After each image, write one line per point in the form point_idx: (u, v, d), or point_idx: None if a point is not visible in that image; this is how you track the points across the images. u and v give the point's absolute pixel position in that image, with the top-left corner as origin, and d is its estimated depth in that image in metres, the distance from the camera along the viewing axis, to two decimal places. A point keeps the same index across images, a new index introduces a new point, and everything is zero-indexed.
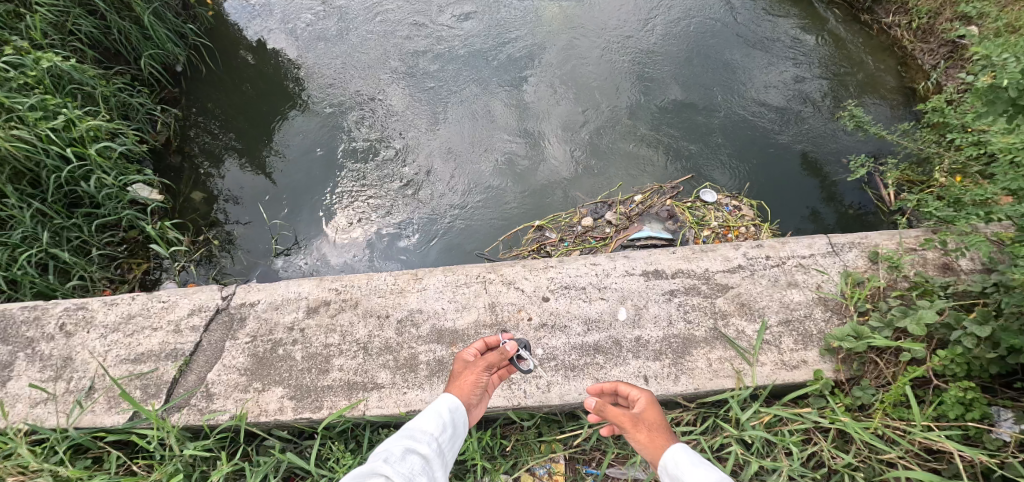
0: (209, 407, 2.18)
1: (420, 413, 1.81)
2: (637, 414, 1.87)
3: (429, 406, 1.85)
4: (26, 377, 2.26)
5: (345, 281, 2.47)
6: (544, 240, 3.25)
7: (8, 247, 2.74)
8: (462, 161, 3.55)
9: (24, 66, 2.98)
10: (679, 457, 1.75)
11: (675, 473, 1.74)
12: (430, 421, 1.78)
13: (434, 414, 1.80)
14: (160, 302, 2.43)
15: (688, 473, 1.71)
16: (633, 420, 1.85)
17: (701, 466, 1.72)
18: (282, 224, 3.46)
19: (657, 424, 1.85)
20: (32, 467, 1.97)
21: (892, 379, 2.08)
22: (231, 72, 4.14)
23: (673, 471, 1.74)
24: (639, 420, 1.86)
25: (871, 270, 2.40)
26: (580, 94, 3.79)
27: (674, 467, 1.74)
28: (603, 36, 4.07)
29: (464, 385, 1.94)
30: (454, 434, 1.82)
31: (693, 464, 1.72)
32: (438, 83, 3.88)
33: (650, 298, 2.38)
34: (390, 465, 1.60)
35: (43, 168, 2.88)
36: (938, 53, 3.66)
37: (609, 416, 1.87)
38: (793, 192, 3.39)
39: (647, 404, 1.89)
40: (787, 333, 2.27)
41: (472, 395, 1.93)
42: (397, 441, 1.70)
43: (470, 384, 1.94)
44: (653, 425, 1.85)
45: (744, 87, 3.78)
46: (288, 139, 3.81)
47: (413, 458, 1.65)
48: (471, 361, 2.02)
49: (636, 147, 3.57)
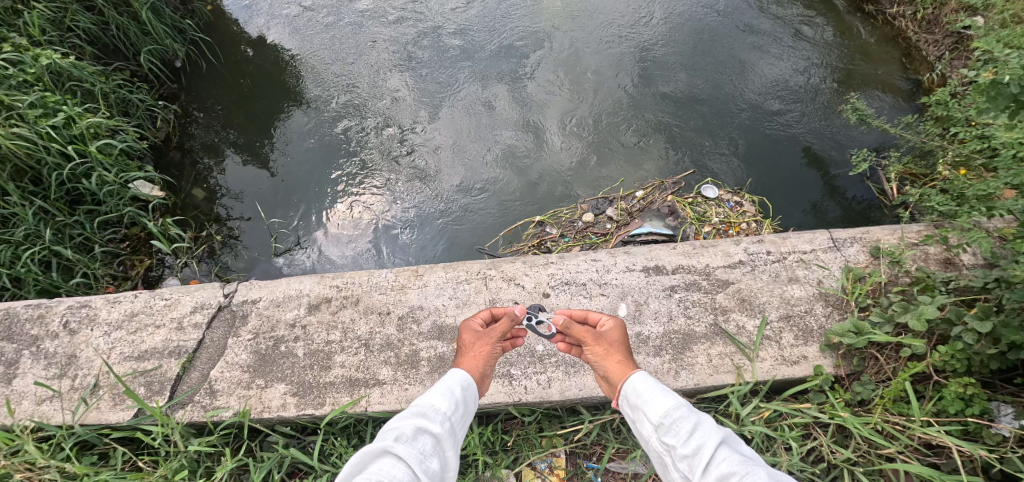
0: (213, 404, 2.20)
1: (430, 390, 1.76)
2: (601, 333, 1.99)
3: (439, 383, 1.81)
4: (31, 374, 2.28)
5: (346, 278, 2.48)
6: (544, 236, 3.27)
7: (11, 245, 2.76)
8: (463, 156, 3.54)
9: (23, 64, 2.97)
10: (640, 385, 1.78)
11: (637, 403, 1.76)
12: (441, 398, 1.74)
13: (446, 392, 1.76)
14: (163, 300, 2.44)
15: (647, 397, 1.73)
16: (597, 335, 1.98)
17: (660, 392, 1.73)
18: (282, 222, 3.44)
19: (617, 344, 1.98)
20: (39, 464, 1.99)
21: (893, 374, 2.09)
22: (230, 67, 4.12)
23: (631, 392, 1.79)
24: (602, 339, 1.98)
25: (873, 265, 2.40)
26: (582, 87, 3.76)
27: (636, 394, 1.77)
28: (603, 28, 4.03)
29: (475, 356, 1.96)
30: (464, 412, 1.79)
31: (653, 391, 1.74)
32: (437, 76, 3.86)
33: (650, 294, 2.38)
34: (402, 445, 1.56)
35: (44, 166, 2.90)
36: (943, 44, 3.62)
37: (576, 332, 1.99)
38: (795, 186, 3.37)
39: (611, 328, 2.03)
40: (788, 329, 2.28)
41: (482, 367, 1.95)
42: (407, 418, 1.65)
43: (483, 355, 1.97)
44: (615, 344, 1.97)
45: (746, 79, 3.75)
46: (288, 135, 3.80)
47: (424, 439, 1.61)
48: (480, 331, 2.05)
49: (636, 141, 3.56)
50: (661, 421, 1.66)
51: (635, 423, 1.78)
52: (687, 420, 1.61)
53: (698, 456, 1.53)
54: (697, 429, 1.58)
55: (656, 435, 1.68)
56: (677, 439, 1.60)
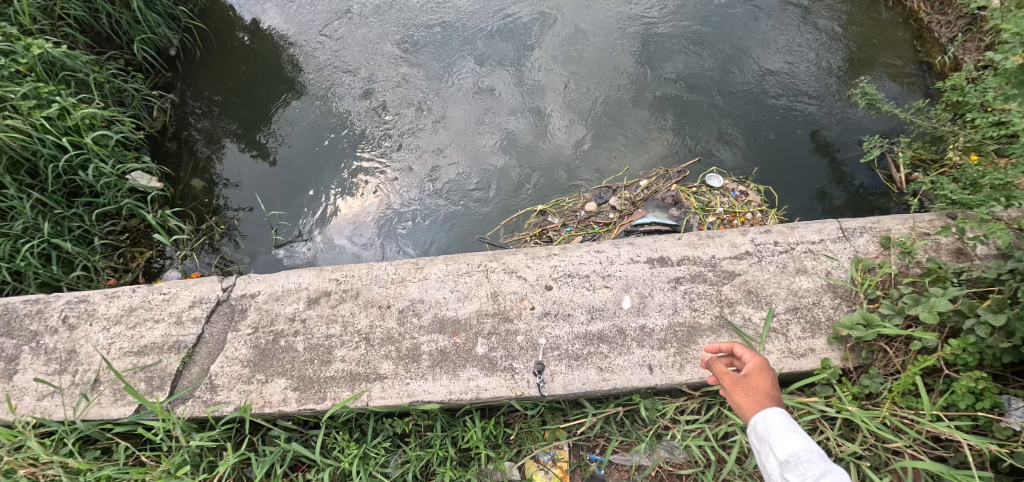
0: (214, 399, 2.20)
1: None
2: (742, 377, 1.74)
3: None
4: (31, 370, 2.29)
5: (346, 271, 2.45)
6: (545, 225, 3.22)
7: (9, 239, 2.74)
8: (463, 144, 3.47)
9: (14, 54, 2.92)
10: (772, 420, 1.62)
11: (763, 435, 1.63)
12: None
13: None
14: (161, 295, 2.43)
15: (780, 439, 1.58)
16: (734, 381, 1.74)
17: (795, 431, 1.60)
18: (282, 214, 3.39)
19: (763, 391, 1.70)
20: (42, 459, 2.00)
21: (901, 368, 2.05)
22: (226, 54, 4.04)
23: (762, 433, 1.62)
24: (743, 385, 1.73)
25: (883, 255, 2.33)
26: (584, 73, 3.66)
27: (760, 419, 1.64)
28: (606, 11, 3.92)
29: None
30: None
31: (787, 428, 1.60)
32: (436, 62, 3.77)
33: (655, 286, 2.33)
34: None
35: (40, 158, 2.86)
36: (956, 26, 3.49)
37: (716, 374, 1.79)
38: (803, 173, 3.29)
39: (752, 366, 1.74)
40: (795, 321, 2.23)
41: None
42: None
43: None
44: (755, 389, 1.70)
45: (754, 62, 3.64)
46: (286, 124, 3.73)
47: None
48: None
49: (641, 127, 3.48)
50: (785, 458, 1.57)
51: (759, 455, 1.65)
52: (815, 464, 1.52)
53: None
54: (825, 474, 1.49)
55: (780, 472, 1.58)
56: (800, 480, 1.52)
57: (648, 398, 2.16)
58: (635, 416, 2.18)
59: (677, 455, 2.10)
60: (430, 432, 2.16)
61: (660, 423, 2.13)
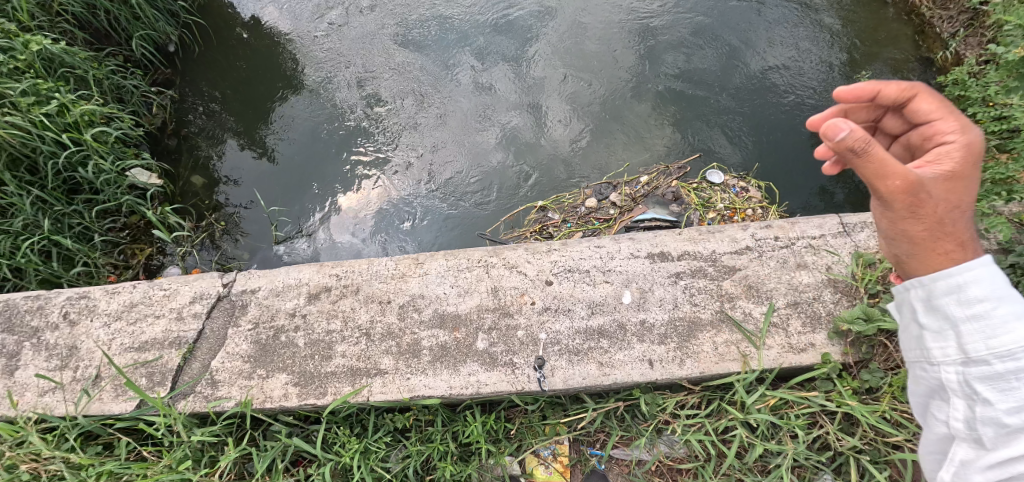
0: (215, 395, 2.20)
1: None
2: (935, 194, 1.38)
3: None
4: (32, 366, 2.29)
5: (346, 267, 2.45)
6: (545, 221, 3.21)
7: (9, 235, 2.74)
8: (463, 139, 3.46)
9: (13, 50, 2.92)
10: (973, 265, 1.32)
11: (951, 282, 1.33)
12: None
13: None
14: (161, 291, 2.43)
15: (975, 290, 1.30)
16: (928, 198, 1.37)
17: (1004, 295, 1.29)
18: (281, 210, 3.39)
19: (954, 221, 1.38)
20: (44, 455, 2.01)
21: (901, 363, 2.07)
22: (225, 50, 4.03)
23: (947, 276, 1.34)
24: (932, 207, 1.38)
25: (883, 250, 2.33)
26: (584, 68, 3.65)
27: (956, 274, 1.33)
28: (607, 7, 3.91)
29: None
30: None
31: (996, 289, 1.29)
32: (435, 57, 3.76)
33: (655, 281, 2.33)
34: None
35: (40, 154, 2.85)
36: (959, 20, 3.45)
37: (903, 174, 1.36)
38: (804, 169, 3.29)
39: (946, 177, 1.41)
40: (796, 315, 2.23)
41: None
42: None
43: None
44: (945, 209, 1.38)
45: (754, 57, 3.63)
46: (286, 120, 3.72)
47: None
48: None
49: (641, 123, 3.47)
50: (981, 328, 1.27)
51: (928, 304, 1.36)
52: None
53: (1017, 396, 1.23)
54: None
55: (958, 332, 1.30)
56: (998, 358, 1.25)
57: (649, 393, 2.16)
58: (635, 411, 2.18)
59: (677, 450, 2.10)
60: (430, 427, 2.17)
61: (660, 418, 2.13)
